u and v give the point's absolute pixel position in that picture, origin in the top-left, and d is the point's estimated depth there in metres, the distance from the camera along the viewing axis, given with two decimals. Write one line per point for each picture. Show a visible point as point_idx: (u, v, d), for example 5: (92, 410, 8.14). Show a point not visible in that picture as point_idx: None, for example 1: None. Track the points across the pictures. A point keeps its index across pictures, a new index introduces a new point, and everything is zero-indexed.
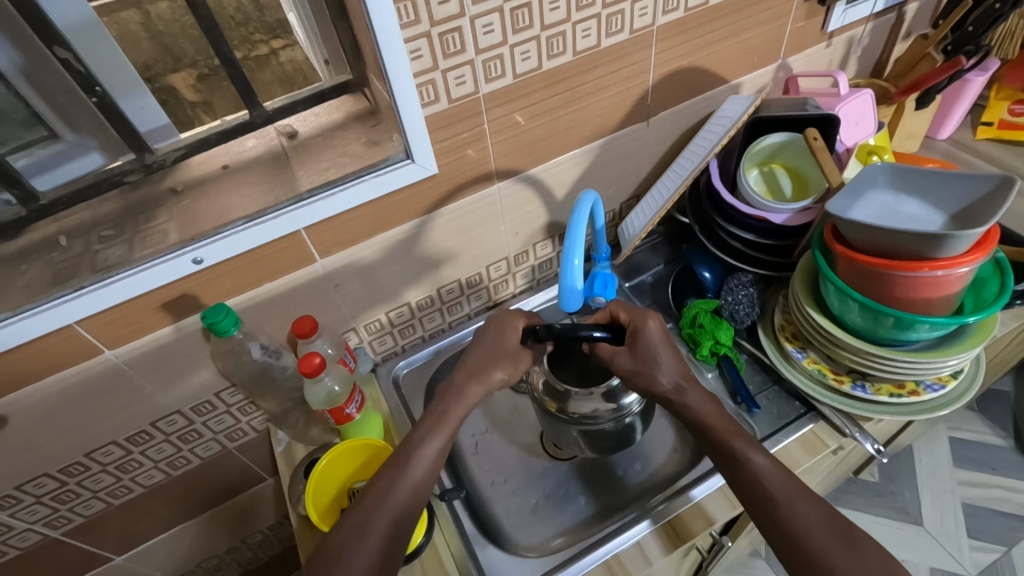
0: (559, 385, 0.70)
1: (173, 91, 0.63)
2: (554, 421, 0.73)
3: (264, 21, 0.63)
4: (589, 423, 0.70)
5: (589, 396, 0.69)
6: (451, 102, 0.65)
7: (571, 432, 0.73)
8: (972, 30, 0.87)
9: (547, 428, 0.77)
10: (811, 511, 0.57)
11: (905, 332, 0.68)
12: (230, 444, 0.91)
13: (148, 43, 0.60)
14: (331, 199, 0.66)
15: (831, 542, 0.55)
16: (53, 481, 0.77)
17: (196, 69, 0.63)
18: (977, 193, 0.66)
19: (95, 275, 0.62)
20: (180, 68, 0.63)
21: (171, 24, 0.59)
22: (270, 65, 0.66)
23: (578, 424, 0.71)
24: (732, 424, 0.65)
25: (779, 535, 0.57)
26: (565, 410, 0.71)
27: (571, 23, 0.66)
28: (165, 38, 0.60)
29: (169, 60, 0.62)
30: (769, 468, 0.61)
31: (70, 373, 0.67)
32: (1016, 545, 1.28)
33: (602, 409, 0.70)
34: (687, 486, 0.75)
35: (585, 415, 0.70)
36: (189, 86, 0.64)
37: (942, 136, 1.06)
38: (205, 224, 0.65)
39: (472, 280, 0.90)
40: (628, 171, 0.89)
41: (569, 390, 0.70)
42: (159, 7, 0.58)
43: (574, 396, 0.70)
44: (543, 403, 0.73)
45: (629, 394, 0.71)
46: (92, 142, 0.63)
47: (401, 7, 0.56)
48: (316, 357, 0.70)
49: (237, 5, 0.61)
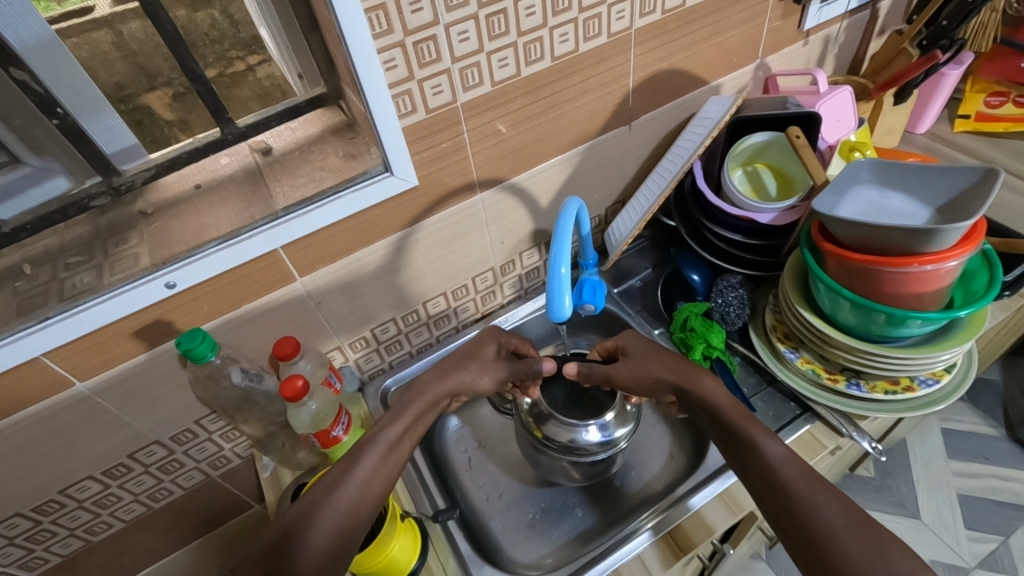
0: (545, 407, 0.74)
1: (150, 110, 0.62)
2: (539, 450, 0.75)
3: (240, 38, 0.62)
4: (576, 453, 0.73)
5: (574, 424, 0.72)
6: (429, 112, 0.64)
7: (554, 460, 0.75)
8: (946, 24, 0.87)
9: (531, 457, 0.78)
10: (832, 508, 0.56)
11: (897, 328, 0.67)
12: (214, 472, 0.87)
13: (120, 63, 0.58)
14: (308, 216, 0.64)
15: (853, 536, 0.54)
16: (27, 520, 0.74)
17: (171, 88, 0.62)
18: (961, 185, 0.66)
19: (61, 305, 0.59)
20: (157, 86, 0.61)
21: (144, 43, 0.58)
22: (247, 81, 0.65)
23: (565, 453, 0.73)
24: (744, 419, 0.64)
25: (794, 530, 0.57)
26: (550, 439, 0.73)
27: (548, 28, 0.65)
28: (139, 56, 0.59)
29: (143, 79, 0.60)
30: (785, 459, 0.60)
31: (39, 408, 0.63)
32: (1014, 534, 1.28)
33: (590, 442, 0.73)
34: (685, 495, 0.73)
35: (569, 443, 0.72)
36: (164, 105, 0.62)
37: (920, 130, 1.06)
38: (178, 246, 0.62)
39: (458, 292, 0.88)
40: (612, 175, 0.89)
41: (554, 415, 0.73)
42: (133, 27, 0.57)
43: (558, 423, 0.72)
44: (529, 428, 0.75)
45: (620, 428, 0.73)
46: (57, 165, 0.61)
47: (373, 17, 0.55)
48: (299, 379, 0.67)
49: (212, 22, 0.60)
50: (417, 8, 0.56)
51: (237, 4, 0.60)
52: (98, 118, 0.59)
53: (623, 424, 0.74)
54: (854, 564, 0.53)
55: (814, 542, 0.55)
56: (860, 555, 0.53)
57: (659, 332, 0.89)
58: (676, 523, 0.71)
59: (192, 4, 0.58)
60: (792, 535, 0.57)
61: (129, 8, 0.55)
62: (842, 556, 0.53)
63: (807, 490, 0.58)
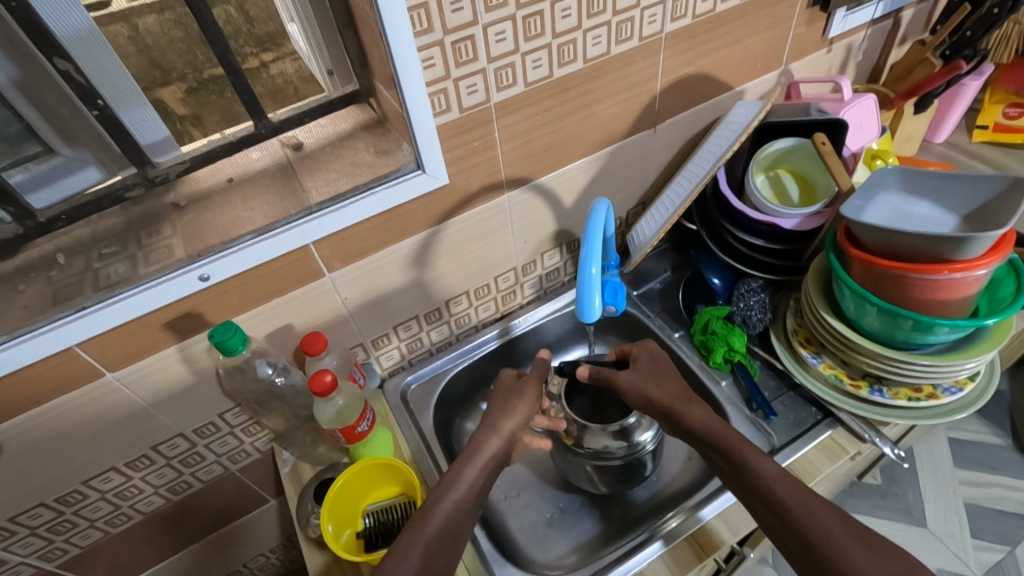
0: (576, 420, 0.75)
1: (164, 105, 0.60)
2: (569, 455, 0.78)
3: (254, 35, 0.61)
4: (604, 458, 0.75)
5: (603, 431, 0.74)
6: (463, 111, 0.64)
7: (581, 465, 0.77)
8: (970, 35, 0.88)
9: (559, 464, 0.80)
10: (828, 516, 0.55)
11: (923, 335, 0.67)
12: (233, 467, 0.87)
13: (137, 57, 0.57)
14: (342, 212, 0.65)
15: (853, 542, 0.53)
16: (48, 511, 0.74)
17: (186, 82, 0.61)
18: (989, 194, 0.67)
19: (97, 295, 0.60)
20: (170, 82, 0.60)
21: (160, 38, 0.57)
22: (262, 78, 0.64)
23: (593, 458, 0.75)
24: None
25: (792, 535, 0.56)
26: (579, 445, 0.75)
27: (582, 30, 0.65)
28: (154, 51, 0.57)
29: (157, 74, 0.59)
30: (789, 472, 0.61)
31: (70, 398, 0.64)
32: (1020, 543, 1.28)
33: (616, 446, 0.74)
34: (697, 505, 0.72)
35: (598, 449, 0.74)
36: (178, 100, 0.61)
37: (938, 139, 1.07)
38: (212, 239, 0.63)
39: (480, 291, 0.88)
40: (636, 177, 0.89)
41: (586, 425, 0.74)
42: (149, 21, 0.56)
43: (589, 431, 0.74)
44: (560, 437, 0.78)
45: (644, 431, 0.75)
46: (89, 156, 0.60)
47: (415, 16, 0.55)
48: (327, 374, 0.68)
49: (228, 18, 0.59)
50: (457, 8, 0.56)
51: (253, 1, 0.59)
52: (135, 110, 0.59)
53: (648, 428, 0.75)
54: (856, 567, 0.52)
55: (813, 547, 0.54)
56: (860, 558, 0.52)
57: (679, 335, 0.90)
58: (698, 523, 0.71)
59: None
60: (787, 542, 0.56)
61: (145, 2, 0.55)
62: (844, 561, 0.52)
63: (800, 501, 0.57)
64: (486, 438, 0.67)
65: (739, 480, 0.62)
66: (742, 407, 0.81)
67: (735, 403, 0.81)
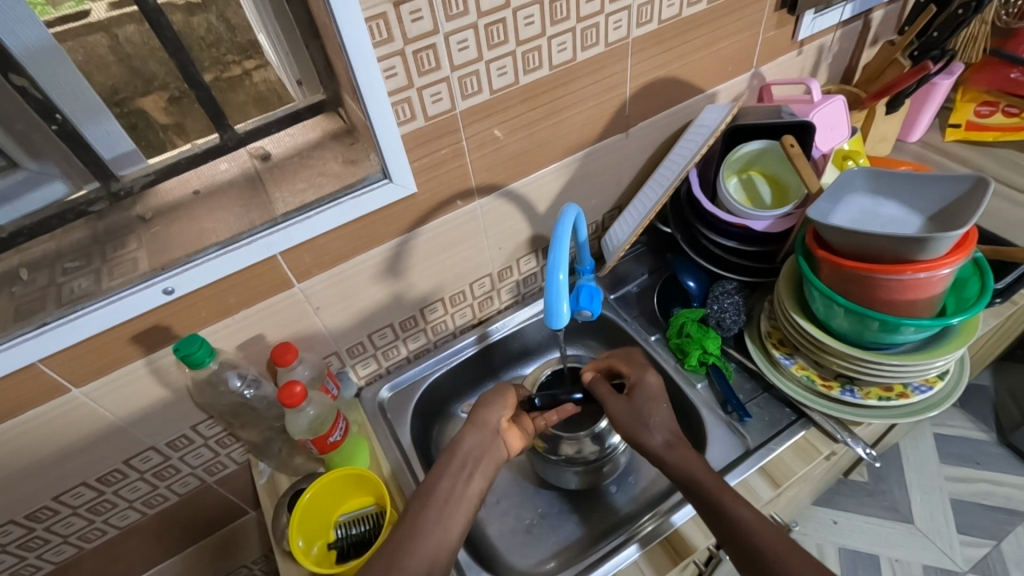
0: (550, 430, 0.79)
1: (144, 114, 0.62)
2: (546, 461, 0.80)
3: (236, 42, 0.63)
4: (579, 461, 0.79)
5: (577, 438, 0.78)
6: (428, 119, 0.64)
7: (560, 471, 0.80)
8: (938, 35, 0.89)
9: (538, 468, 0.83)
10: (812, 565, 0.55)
11: (891, 335, 0.68)
12: (210, 478, 0.87)
13: (117, 66, 0.58)
14: (308, 222, 0.64)
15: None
16: (19, 528, 0.73)
17: (168, 91, 0.62)
18: (953, 194, 0.67)
19: (59, 309, 0.59)
20: (152, 91, 0.61)
21: (140, 47, 0.58)
22: (244, 85, 0.66)
23: (570, 463, 0.79)
24: None
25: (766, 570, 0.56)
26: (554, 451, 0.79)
27: (546, 38, 0.66)
28: (134, 60, 0.59)
29: (139, 83, 0.60)
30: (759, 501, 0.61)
31: (36, 414, 0.63)
32: (1005, 538, 1.28)
33: (589, 449, 0.79)
34: (669, 510, 0.72)
35: (573, 455, 0.78)
36: (160, 109, 0.63)
37: (912, 139, 1.08)
38: (178, 251, 0.62)
39: (455, 298, 0.88)
40: (610, 181, 0.89)
41: (561, 435, 0.78)
42: (129, 30, 0.57)
43: (564, 439, 0.78)
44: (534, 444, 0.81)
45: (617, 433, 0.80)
46: (56, 169, 0.61)
47: (374, 26, 0.55)
48: (297, 386, 0.67)
49: (209, 26, 0.60)
50: (417, 17, 0.57)
51: (234, 10, 0.61)
52: (96, 123, 0.59)
53: None
54: None
55: None
56: None
57: (655, 338, 0.90)
58: (672, 528, 0.71)
59: (188, 9, 0.59)
60: (747, 544, 0.58)
61: (125, 12, 0.56)
62: None
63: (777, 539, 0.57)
64: (459, 444, 0.67)
65: (708, 484, 0.62)
66: (718, 409, 0.81)
67: (710, 405, 0.81)
